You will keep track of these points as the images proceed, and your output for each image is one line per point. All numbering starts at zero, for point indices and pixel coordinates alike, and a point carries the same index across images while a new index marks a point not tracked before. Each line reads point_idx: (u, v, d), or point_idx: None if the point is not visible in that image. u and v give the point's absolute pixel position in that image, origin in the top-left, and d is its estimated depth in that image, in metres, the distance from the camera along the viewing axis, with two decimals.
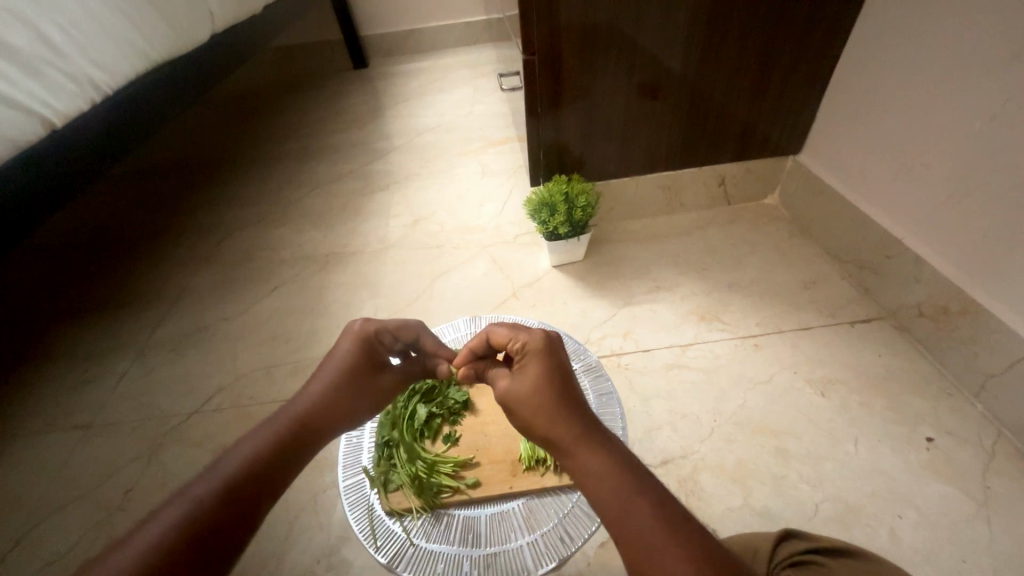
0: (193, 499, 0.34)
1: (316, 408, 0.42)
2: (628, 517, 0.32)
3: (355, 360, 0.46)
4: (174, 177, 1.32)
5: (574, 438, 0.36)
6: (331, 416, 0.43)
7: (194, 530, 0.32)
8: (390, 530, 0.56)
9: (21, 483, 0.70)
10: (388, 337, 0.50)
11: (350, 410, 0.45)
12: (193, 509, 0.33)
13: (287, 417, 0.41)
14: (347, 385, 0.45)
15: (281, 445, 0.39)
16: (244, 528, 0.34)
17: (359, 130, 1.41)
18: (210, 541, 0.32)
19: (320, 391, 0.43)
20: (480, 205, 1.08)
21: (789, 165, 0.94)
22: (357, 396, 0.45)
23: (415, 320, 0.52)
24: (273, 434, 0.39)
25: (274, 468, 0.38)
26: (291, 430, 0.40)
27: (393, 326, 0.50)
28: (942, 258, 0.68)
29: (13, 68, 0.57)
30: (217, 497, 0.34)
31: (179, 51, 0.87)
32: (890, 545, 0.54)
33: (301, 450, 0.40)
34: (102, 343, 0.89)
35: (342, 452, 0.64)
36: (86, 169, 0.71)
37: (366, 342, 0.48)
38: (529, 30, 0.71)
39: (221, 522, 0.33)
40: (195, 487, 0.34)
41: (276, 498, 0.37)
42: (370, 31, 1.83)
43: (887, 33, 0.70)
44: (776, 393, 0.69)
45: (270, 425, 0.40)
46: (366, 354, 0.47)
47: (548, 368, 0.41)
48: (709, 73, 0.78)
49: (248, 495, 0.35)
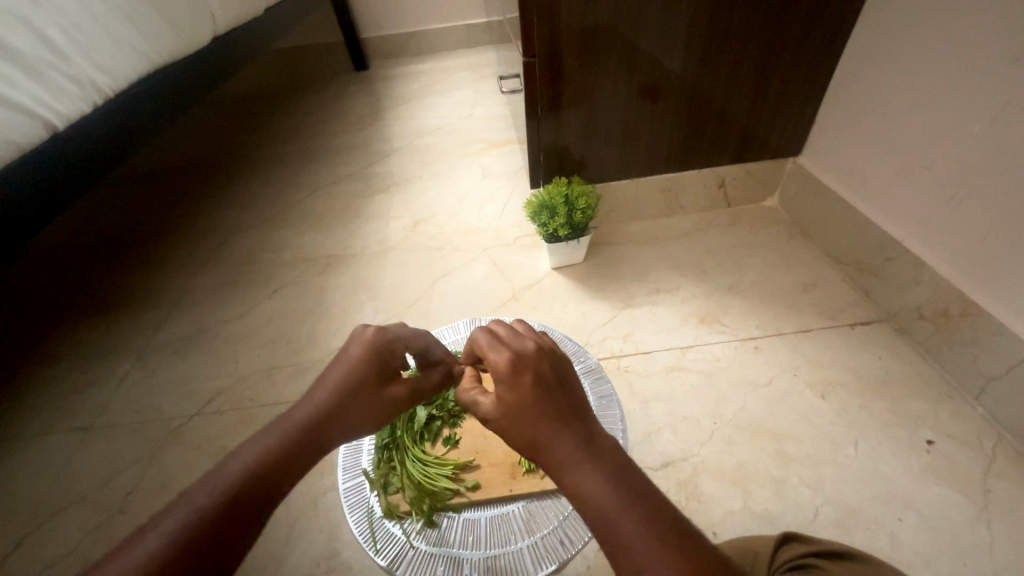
0: (192, 507, 0.34)
1: (320, 416, 0.41)
2: (623, 537, 0.31)
3: (361, 366, 0.45)
4: (175, 179, 1.32)
5: (569, 457, 0.35)
6: (334, 425, 0.42)
7: (192, 538, 0.32)
8: (390, 533, 0.56)
9: (21, 485, 0.70)
10: (398, 345, 0.49)
11: (357, 422, 0.43)
12: (192, 516, 0.33)
13: (288, 423, 0.40)
14: (353, 394, 0.43)
15: (283, 455, 0.38)
16: (240, 543, 0.34)
17: (360, 132, 1.41)
18: (206, 550, 0.32)
19: (326, 399, 0.42)
20: (480, 206, 1.09)
21: (790, 167, 0.94)
22: (364, 407, 0.44)
23: (421, 331, 0.52)
24: (274, 440, 0.39)
25: (274, 475, 0.37)
26: (294, 439, 0.39)
27: (401, 333, 0.50)
28: (943, 261, 0.68)
29: (15, 70, 0.57)
30: (215, 507, 0.34)
31: (180, 52, 0.87)
32: (891, 549, 0.54)
33: (303, 458, 0.39)
34: (103, 344, 0.89)
35: (342, 454, 0.64)
36: (88, 171, 0.72)
37: (377, 348, 0.46)
38: (529, 33, 0.72)
39: (218, 536, 0.33)
40: (193, 495, 0.34)
41: (275, 508, 0.37)
42: (371, 34, 1.84)
43: (888, 35, 0.70)
44: (776, 395, 0.69)
45: (271, 431, 0.39)
46: (376, 361, 0.45)
47: (538, 380, 0.39)
48: (709, 75, 0.78)
49: (247, 503, 0.35)
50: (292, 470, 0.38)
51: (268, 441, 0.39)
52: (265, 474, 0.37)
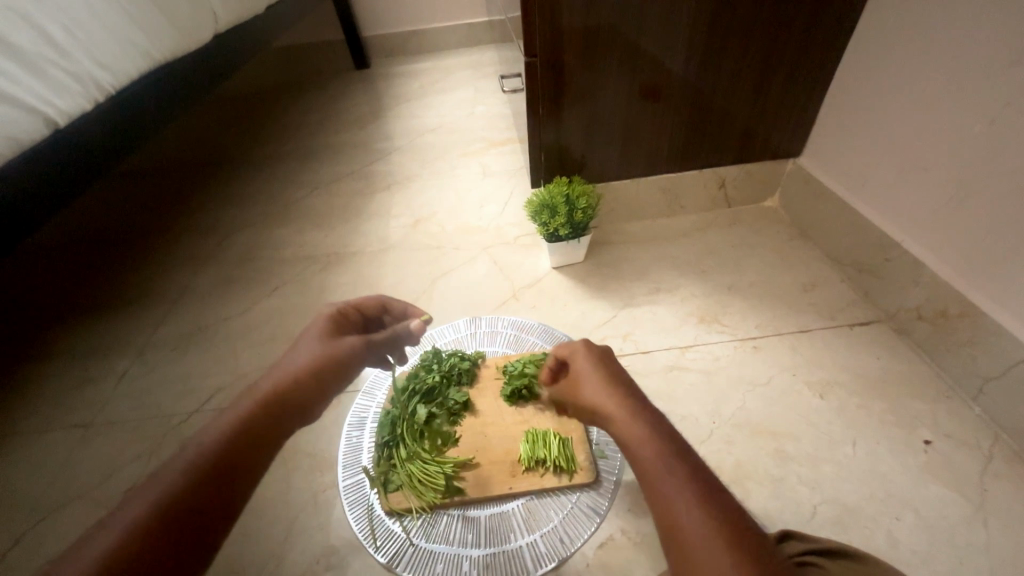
0: (168, 478, 0.37)
1: (284, 386, 0.47)
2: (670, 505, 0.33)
3: (320, 334, 0.53)
4: (175, 176, 1.32)
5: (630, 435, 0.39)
6: (297, 389, 0.47)
7: (175, 503, 0.36)
8: (390, 531, 0.58)
9: (19, 481, 0.70)
10: (352, 311, 0.58)
11: (326, 380, 0.50)
12: (171, 485, 0.36)
13: (257, 393, 0.45)
14: (315, 355, 0.50)
15: (255, 420, 0.43)
16: (221, 503, 0.38)
17: (360, 130, 1.41)
18: (190, 511, 0.36)
19: (293, 366, 0.48)
20: (481, 205, 1.09)
21: (790, 168, 0.94)
22: (323, 363, 0.50)
23: (376, 295, 0.61)
24: (245, 408, 0.43)
25: (244, 443, 0.41)
26: (264, 408, 0.44)
27: (354, 301, 0.59)
28: (942, 262, 0.69)
29: (17, 67, 0.57)
30: (183, 490, 0.36)
31: (182, 51, 0.87)
32: (888, 547, 0.55)
33: (272, 420, 0.44)
34: (102, 341, 0.89)
35: (342, 452, 0.66)
36: (88, 168, 0.72)
37: (330, 316, 0.55)
38: (531, 32, 0.72)
39: (199, 499, 0.37)
40: (162, 473, 0.37)
41: (251, 470, 0.41)
42: (371, 33, 1.83)
43: (890, 36, 0.70)
44: (775, 395, 0.69)
45: (241, 401, 0.44)
46: (332, 326, 0.54)
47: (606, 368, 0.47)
48: (710, 75, 0.78)
49: (222, 468, 0.39)
50: (258, 446, 0.42)
51: (236, 417, 0.42)
52: (233, 454, 0.40)
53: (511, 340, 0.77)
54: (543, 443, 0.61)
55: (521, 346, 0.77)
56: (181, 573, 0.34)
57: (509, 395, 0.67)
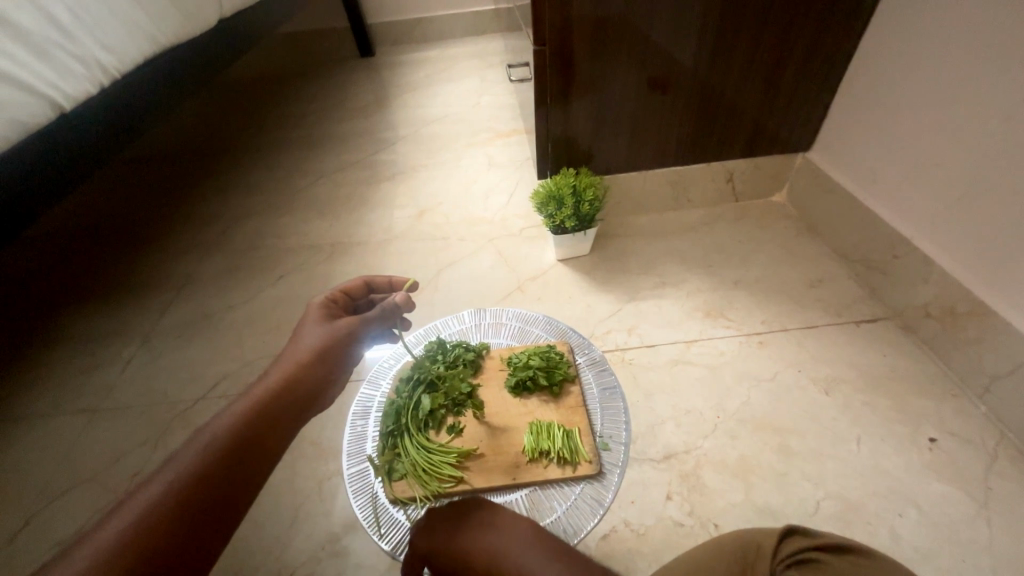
0: (189, 458, 0.38)
1: (293, 376, 0.47)
2: None
3: (313, 322, 0.53)
4: (178, 164, 1.31)
5: None
6: (306, 378, 0.47)
7: (198, 480, 0.37)
8: (394, 519, 0.59)
9: (24, 466, 0.70)
10: (340, 296, 0.58)
11: (334, 361, 0.50)
12: (192, 464, 0.38)
13: (265, 386, 0.45)
14: (315, 339, 0.50)
15: (268, 408, 0.43)
16: (241, 482, 0.39)
17: (365, 119, 1.40)
18: (212, 487, 0.37)
19: (298, 355, 0.48)
20: (486, 196, 1.08)
21: (800, 162, 0.93)
22: (327, 347, 0.50)
23: (359, 276, 0.61)
24: (258, 398, 0.44)
25: (259, 426, 0.42)
26: (276, 397, 0.45)
27: (340, 286, 0.59)
28: (952, 260, 0.68)
29: (21, 49, 0.57)
30: (197, 473, 0.37)
31: (187, 36, 0.86)
32: (890, 544, 0.55)
33: (282, 408, 0.44)
34: (107, 327, 0.89)
35: (347, 441, 0.67)
36: (90, 154, 0.71)
37: (321, 303, 0.55)
38: (541, 21, 0.71)
39: (221, 476, 0.38)
40: (183, 452, 0.38)
41: (270, 450, 0.42)
42: (377, 21, 1.81)
43: (905, 28, 0.69)
44: (780, 391, 0.69)
45: (250, 392, 0.44)
46: (325, 311, 0.55)
47: (485, 524, 0.48)
48: (721, 68, 0.77)
49: (242, 449, 0.40)
50: (275, 427, 0.43)
51: (244, 406, 0.43)
52: (243, 441, 0.40)
53: (516, 332, 0.78)
54: (547, 435, 0.62)
55: (526, 338, 0.77)
56: (210, 545, 0.36)
57: (513, 386, 0.67)
